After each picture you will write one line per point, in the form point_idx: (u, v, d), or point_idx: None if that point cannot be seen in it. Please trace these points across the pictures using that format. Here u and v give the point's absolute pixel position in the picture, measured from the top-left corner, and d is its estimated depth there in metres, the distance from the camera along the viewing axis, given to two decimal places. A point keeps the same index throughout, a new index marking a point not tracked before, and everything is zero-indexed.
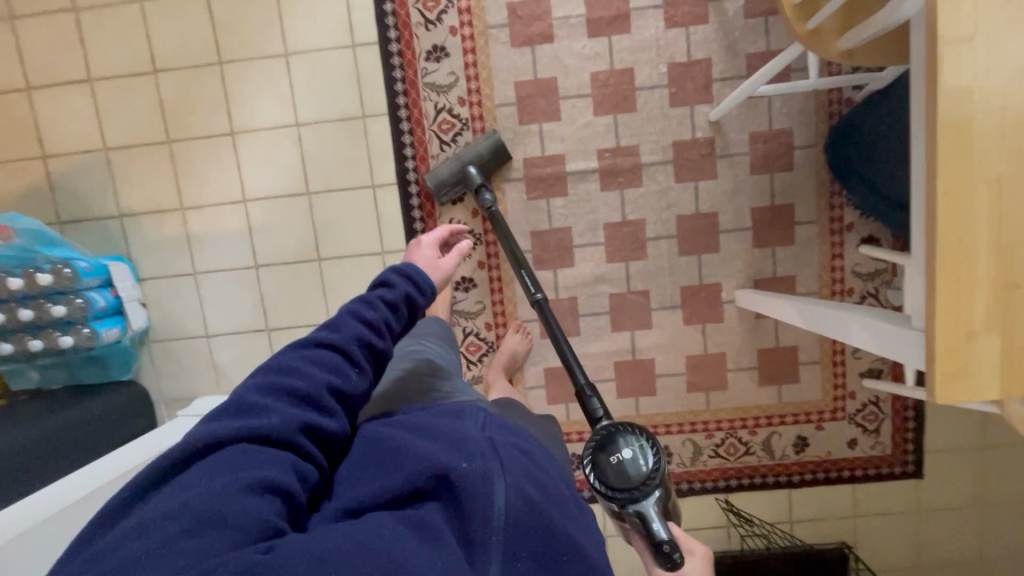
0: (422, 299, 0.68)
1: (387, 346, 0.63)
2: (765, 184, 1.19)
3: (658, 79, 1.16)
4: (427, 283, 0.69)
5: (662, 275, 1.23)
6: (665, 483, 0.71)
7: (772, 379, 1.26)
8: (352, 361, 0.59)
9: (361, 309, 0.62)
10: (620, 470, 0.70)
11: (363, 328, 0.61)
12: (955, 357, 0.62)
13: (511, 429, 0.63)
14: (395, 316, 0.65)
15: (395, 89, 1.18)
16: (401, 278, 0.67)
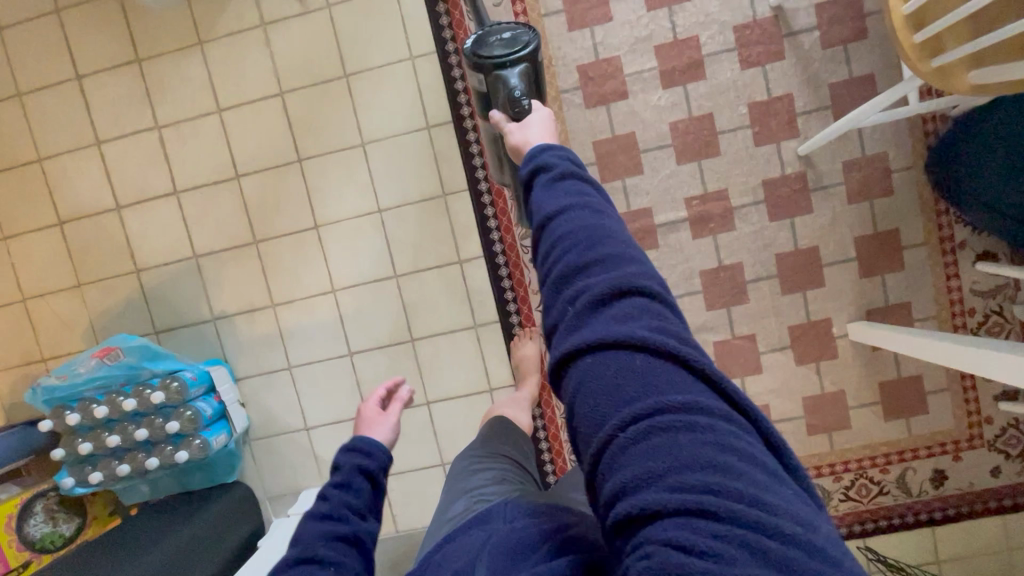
0: (370, 464, 0.70)
1: (354, 526, 0.63)
2: (865, 212, 1.15)
3: (740, 120, 1.14)
4: (373, 446, 0.72)
5: (767, 317, 1.18)
6: (531, 78, 0.83)
7: (899, 412, 1.19)
8: (324, 561, 0.58)
9: (315, 509, 0.64)
10: (496, 38, 0.85)
11: (323, 526, 0.62)
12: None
13: (535, 508, 0.61)
14: (351, 494, 0.66)
15: (473, 163, 1.18)
16: (344, 456, 0.70)
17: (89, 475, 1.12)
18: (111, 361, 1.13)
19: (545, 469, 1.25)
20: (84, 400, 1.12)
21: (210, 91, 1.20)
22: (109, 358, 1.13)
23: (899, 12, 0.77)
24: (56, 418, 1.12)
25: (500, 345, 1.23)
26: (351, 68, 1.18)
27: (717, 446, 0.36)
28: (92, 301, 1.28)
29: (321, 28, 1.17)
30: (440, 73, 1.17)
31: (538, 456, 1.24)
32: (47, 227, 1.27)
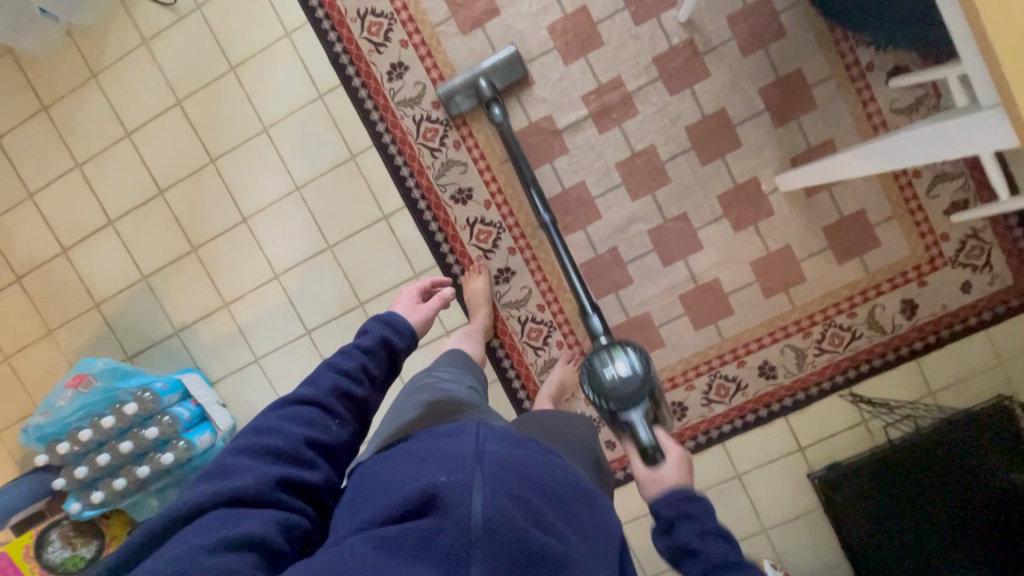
0: (398, 340, 0.73)
1: (367, 392, 0.68)
2: (763, 61, 1.12)
3: (614, 5, 1.13)
4: (404, 326, 0.75)
5: (693, 191, 1.17)
6: (653, 397, 0.96)
7: (851, 252, 1.16)
8: (330, 412, 0.63)
9: (336, 362, 0.67)
10: (614, 382, 0.96)
11: (339, 379, 0.65)
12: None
13: (512, 436, 0.65)
14: (372, 361, 0.70)
15: (372, 119, 1.21)
16: (377, 325, 0.73)
17: (92, 496, 1.19)
18: (86, 388, 1.20)
19: (518, 396, 1.26)
20: (71, 428, 1.19)
21: (116, 118, 1.26)
22: (83, 386, 1.20)
23: None
24: (50, 452, 1.18)
25: (444, 287, 1.24)
26: (236, 60, 1.22)
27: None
28: (64, 343, 1.35)
29: (198, 30, 1.21)
30: (318, 41, 1.19)
31: (509, 385, 1.26)
32: (7, 285, 1.35)
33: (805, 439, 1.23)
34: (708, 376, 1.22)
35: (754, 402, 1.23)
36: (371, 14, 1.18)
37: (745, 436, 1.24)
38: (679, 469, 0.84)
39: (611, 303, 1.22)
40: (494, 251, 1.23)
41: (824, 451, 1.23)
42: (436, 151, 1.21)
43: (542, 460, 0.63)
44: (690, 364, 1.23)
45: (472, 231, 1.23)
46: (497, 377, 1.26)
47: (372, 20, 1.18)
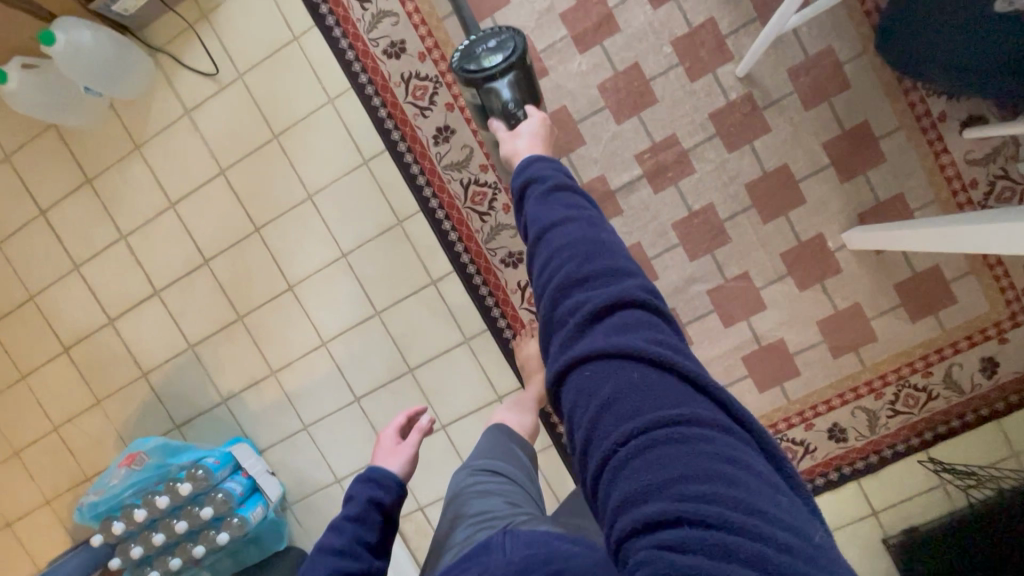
0: (383, 497, 0.74)
1: (368, 563, 0.69)
2: (826, 114, 1.07)
3: (668, 61, 1.09)
4: (386, 475, 0.76)
5: (755, 250, 1.12)
6: (520, 64, 0.98)
7: (925, 310, 1.11)
8: None
9: (328, 542, 0.69)
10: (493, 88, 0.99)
11: (335, 560, 0.67)
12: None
13: (535, 537, 0.64)
14: (364, 528, 0.71)
15: (418, 183, 1.18)
16: (359, 486, 0.75)
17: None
18: (139, 466, 1.19)
19: (575, 461, 1.22)
20: (126, 507, 1.18)
21: (160, 189, 1.25)
22: (136, 464, 1.19)
23: None
24: (106, 531, 1.18)
25: (495, 352, 1.21)
26: (278, 128, 1.20)
27: (715, 462, 0.38)
28: (113, 413, 1.34)
29: (240, 99, 1.20)
30: (361, 106, 1.17)
31: (565, 451, 1.22)
32: (54, 355, 1.34)
33: (879, 504, 1.17)
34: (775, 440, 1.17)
35: (824, 465, 1.18)
36: (415, 77, 1.15)
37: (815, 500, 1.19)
38: (535, 137, 0.96)
39: None
40: None
41: (899, 515, 1.17)
42: (484, 215, 1.17)
43: (562, 547, 0.60)
44: None
45: (524, 295, 1.19)
46: (553, 443, 1.22)
47: (417, 83, 1.15)
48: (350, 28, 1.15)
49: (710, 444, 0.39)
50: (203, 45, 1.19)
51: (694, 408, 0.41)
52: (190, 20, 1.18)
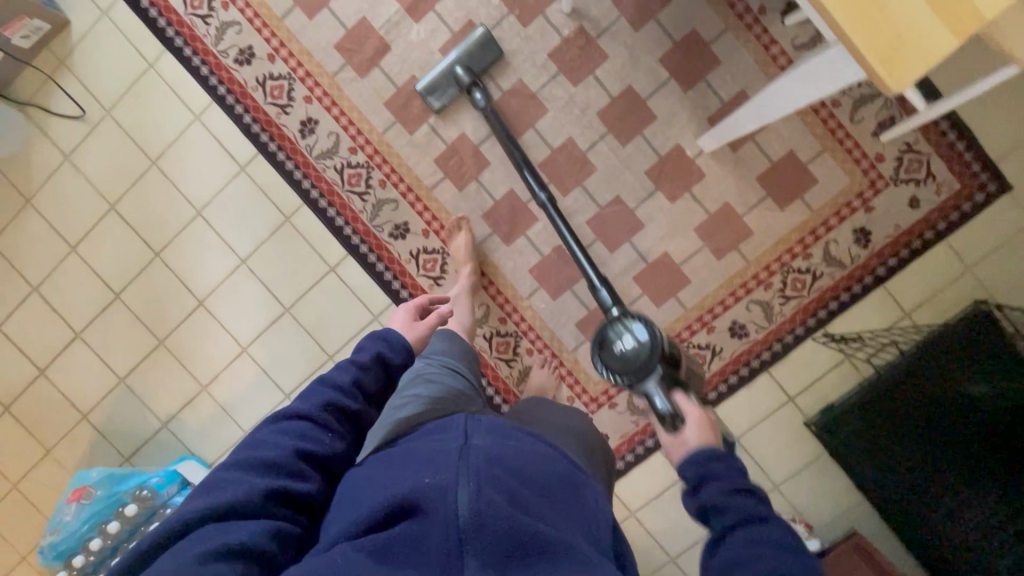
0: (392, 355, 0.72)
1: (362, 406, 0.68)
2: (656, 31, 1.12)
3: (498, 12, 1.14)
4: (399, 338, 0.73)
5: (620, 173, 1.17)
6: None
7: (792, 195, 1.15)
8: (323, 426, 0.64)
9: (331, 377, 0.68)
10: (617, 353, 0.94)
11: (333, 394, 0.66)
12: (873, 30, 0.52)
13: (499, 427, 0.69)
14: (366, 375, 0.69)
15: (296, 178, 1.22)
16: (371, 340, 0.72)
17: None
18: (87, 499, 1.24)
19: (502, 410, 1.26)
20: (84, 540, 1.22)
21: (59, 237, 1.29)
22: (84, 498, 1.24)
23: None
24: (69, 567, 1.22)
25: None
26: (155, 153, 1.24)
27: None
28: (66, 458, 1.38)
29: (113, 134, 1.24)
30: (227, 116, 1.21)
31: (492, 402, 1.26)
32: None
33: (792, 388, 1.22)
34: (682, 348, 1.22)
35: (733, 363, 1.22)
36: (270, 78, 1.19)
37: (733, 399, 1.23)
38: (702, 432, 0.76)
39: (568, 299, 1.23)
40: (444, 276, 1.23)
41: (814, 395, 1.22)
42: (364, 194, 1.22)
43: (520, 448, 0.66)
44: None
45: (419, 263, 1.23)
46: None
47: (273, 83, 1.19)
48: (199, 45, 1.19)
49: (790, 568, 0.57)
50: (66, 91, 1.23)
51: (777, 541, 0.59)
52: (50, 70, 1.23)
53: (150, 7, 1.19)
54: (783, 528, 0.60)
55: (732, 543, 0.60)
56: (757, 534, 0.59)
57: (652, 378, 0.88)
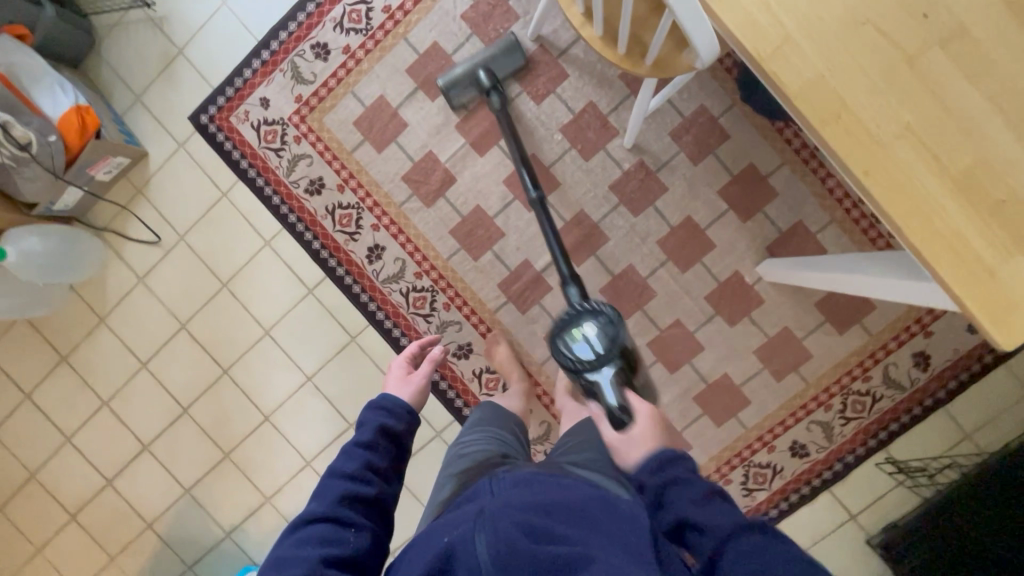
0: (393, 423, 0.78)
1: (378, 488, 0.71)
2: (714, 165, 1.15)
3: (561, 147, 1.18)
4: (398, 406, 0.80)
5: (681, 299, 1.19)
6: None
7: (850, 320, 1.17)
8: (343, 524, 0.66)
9: (340, 468, 0.71)
10: (592, 341, 0.89)
11: (346, 485, 0.69)
12: (979, 288, 0.53)
13: (529, 474, 0.63)
14: (376, 453, 0.74)
15: (362, 301, 1.26)
16: (371, 412, 0.78)
17: None
18: None
19: None
20: None
21: (131, 353, 1.33)
22: None
23: (592, 35, 0.79)
24: None
25: None
26: (226, 276, 1.29)
27: None
28: (127, 567, 1.39)
29: (186, 258, 1.29)
30: (296, 242, 1.26)
31: None
32: (63, 525, 1.39)
33: (855, 507, 1.21)
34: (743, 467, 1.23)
35: (794, 481, 1.22)
36: (339, 207, 1.24)
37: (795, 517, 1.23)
38: (650, 425, 0.77)
39: None
40: None
41: (877, 514, 1.21)
42: (428, 316, 1.25)
43: (559, 480, 0.60)
44: (720, 459, 1.23)
45: (481, 381, 1.26)
46: None
47: (342, 211, 1.24)
48: (271, 175, 1.24)
49: None
50: (142, 218, 1.29)
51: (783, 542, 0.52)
52: (126, 200, 1.29)
53: (226, 140, 1.24)
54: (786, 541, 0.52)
55: (738, 551, 0.52)
56: (755, 543, 0.52)
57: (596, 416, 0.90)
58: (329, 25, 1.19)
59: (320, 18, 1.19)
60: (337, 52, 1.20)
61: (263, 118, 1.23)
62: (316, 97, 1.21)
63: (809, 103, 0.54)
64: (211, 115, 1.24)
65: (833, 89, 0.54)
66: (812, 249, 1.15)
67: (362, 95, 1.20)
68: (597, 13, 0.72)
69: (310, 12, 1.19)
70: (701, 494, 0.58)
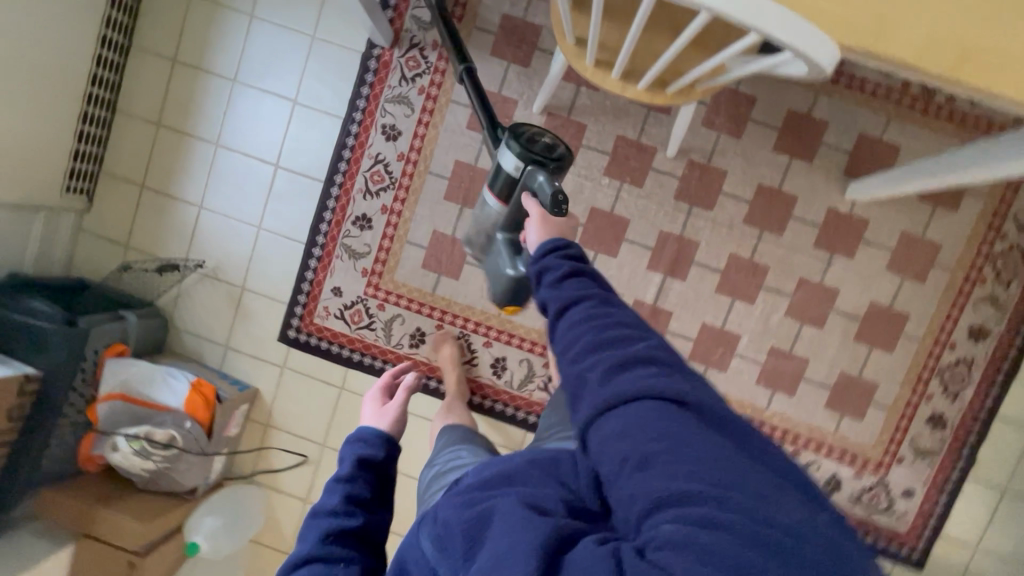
0: (372, 453, 0.70)
1: (364, 520, 0.64)
2: (757, 128, 1.16)
3: (612, 187, 1.20)
4: (374, 434, 0.72)
5: (794, 257, 1.19)
6: None
7: (957, 193, 1.16)
8: (331, 560, 0.59)
9: (322, 505, 0.64)
10: (537, 141, 0.77)
11: (328, 521, 0.62)
12: None
13: (487, 463, 0.64)
14: (356, 486, 0.66)
15: (509, 413, 1.27)
16: (349, 446, 0.71)
17: None
18: None
19: None
20: None
21: None
22: None
23: (639, 90, 0.81)
24: None
25: None
26: None
27: (720, 466, 0.37)
28: None
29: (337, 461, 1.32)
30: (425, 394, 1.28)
31: None
32: None
33: None
34: (936, 375, 1.19)
35: (991, 363, 1.18)
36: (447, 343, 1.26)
37: (1011, 394, 1.19)
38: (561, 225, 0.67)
39: (807, 388, 1.21)
40: None
41: None
42: None
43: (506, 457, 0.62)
44: (912, 379, 1.20)
45: None
46: None
47: None
48: (374, 348, 1.27)
49: (728, 458, 0.38)
50: (280, 446, 1.32)
51: (644, 347, 0.44)
52: (260, 438, 1.33)
53: (320, 340, 1.28)
54: (659, 351, 0.44)
55: (570, 320, 0.49)
56: (585, 309, 0.49)
57: (499, 245, 0.81)
58: (359, 197, 1.24)
59: (348, 195, 1.24)
60: (378, 216, 1.24)
61: (343, 305, 1.27)
62: (379, 262, 1.26)
63: (933, 59, 0.61)
64: (296, 327, 1.28)
65: (947, 37, 0.60)
66: (886, 151, 1.16)
67: (418, 239, 1.24)
68: (650, 74, 0.75)
69: (337, 195, 1.24)
70: (595, 325, 0.47)
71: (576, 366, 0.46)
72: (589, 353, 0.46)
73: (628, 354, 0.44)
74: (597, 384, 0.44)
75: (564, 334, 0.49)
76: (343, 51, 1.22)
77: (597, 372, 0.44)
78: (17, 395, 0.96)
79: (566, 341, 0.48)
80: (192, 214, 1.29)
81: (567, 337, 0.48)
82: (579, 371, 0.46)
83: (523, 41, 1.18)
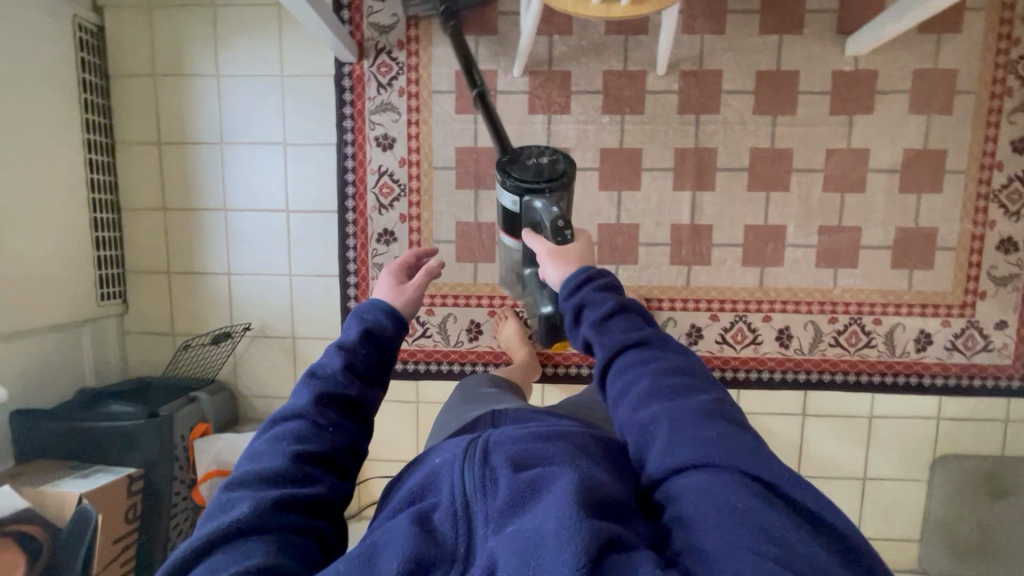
0: (381, 325, 0.67)
1: (360, 391, 0.63)
2: (738, 18, 1.14)
3: (616, 122, 1.18)
4: (387, 309, 0.68)
5: (814, 131, 1.16)
6: None
7: (956, 15, 1.13)
8: (320, 422, 0.59)
9: (320, 367, 0.63)
10: (530, 166, 0.79)
11: (323, 385, 0.61)
12: None
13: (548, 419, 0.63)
14: (354, 357, 0.64)
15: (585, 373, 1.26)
16: (357, 317, 0.67)
17: None
18: None
19: (903, 382, 1.21)
20: None
21: None
22: None
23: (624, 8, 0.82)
24: None
25: (765, 393, 1.23)
26: None
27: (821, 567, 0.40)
28: None
29: None
30: None
31: (887, 385, 1.22)
32: None
33: None
34: (994, 199, 1.16)
35: None
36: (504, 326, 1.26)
37: None
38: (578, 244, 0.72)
39: (869, 254, 1.19)
40: (759, 333, 1.22)
41: None
42: None
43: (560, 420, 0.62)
44: (971, 211, 1.17)
45: (730, 341, 1.22)
46: (872, 391, 1.22)
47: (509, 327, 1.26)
48: (437, 354, 1.27)
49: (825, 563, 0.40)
50: (379, 475, 1.33)
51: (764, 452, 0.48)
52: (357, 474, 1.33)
53: None
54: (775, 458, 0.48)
55: (629, 364, 0.58)
56: (667, 370, 0.56)
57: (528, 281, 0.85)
58: (375, 214, 1.24)
59: (365, 215, 1.24)
60: (399, 226, 1.24)
61: None
62: None
63: None
64: None
65: None
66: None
67: (444, 235, 1.24)
68: None
69: (354, 219, 1.24)
70: (675, 385, 0.54)
71: (659, 419, 0.52)
72: (660, 407, 0.53)
73: (689, 404, 0.52)
74: (689, 449, 0.49)
75: (628, 375, 0.57)
76: (315, 79, 1.22)
77: (667, 428, 0.51)
78: (127, 496, 1.00)
79: (629, 389, 0.56)
80: (223, 282, 1.30)
81: (636, 383, 0.56)
82: (655, 422, 0.52)
83: (483, 11, 1.17)
